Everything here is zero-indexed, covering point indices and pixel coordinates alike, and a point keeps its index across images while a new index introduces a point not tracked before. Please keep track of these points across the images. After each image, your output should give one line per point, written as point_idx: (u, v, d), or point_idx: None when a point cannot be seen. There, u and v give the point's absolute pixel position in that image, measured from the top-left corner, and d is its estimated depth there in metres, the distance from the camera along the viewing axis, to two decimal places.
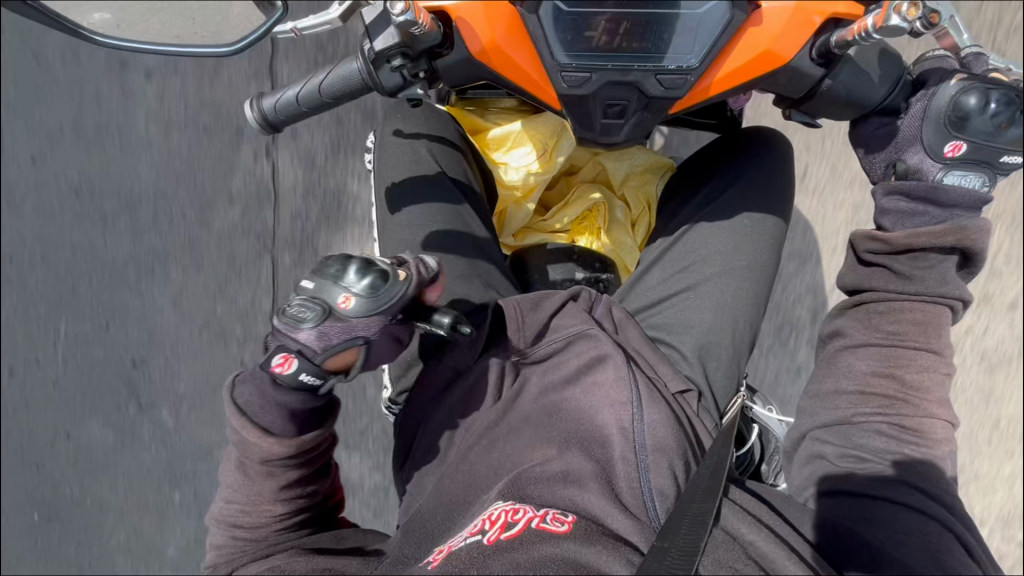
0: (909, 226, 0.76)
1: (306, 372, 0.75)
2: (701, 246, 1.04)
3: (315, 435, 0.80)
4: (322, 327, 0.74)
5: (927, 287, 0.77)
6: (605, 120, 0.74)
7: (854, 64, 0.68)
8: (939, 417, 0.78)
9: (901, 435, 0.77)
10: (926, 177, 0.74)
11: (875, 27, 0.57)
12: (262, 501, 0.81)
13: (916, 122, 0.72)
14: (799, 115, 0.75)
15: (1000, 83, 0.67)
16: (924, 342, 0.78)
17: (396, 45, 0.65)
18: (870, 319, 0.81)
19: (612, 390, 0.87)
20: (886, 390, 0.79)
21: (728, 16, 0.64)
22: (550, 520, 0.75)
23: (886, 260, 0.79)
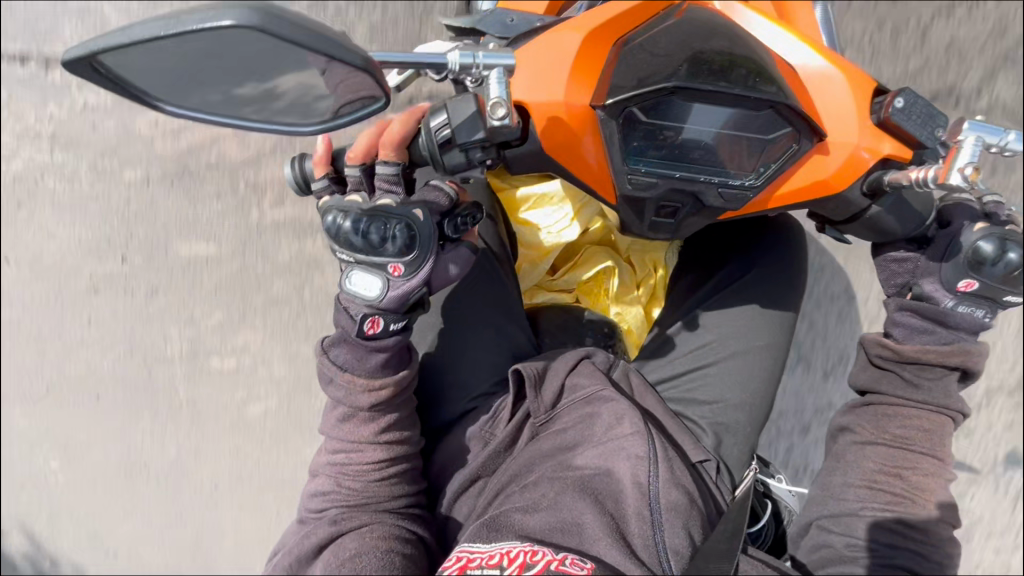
0: (917, 340, 0.80)
1: (394, 322, 0.76)
2: (715, 326, 1.07)
3: (405, 375, 0.81)
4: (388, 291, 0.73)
5: (933, 398, 0.80)
6: (656, 218, 0.75)
7: (900, 196, 0.72)
8: (943, 519, 0.78)
9: (907, 532, 0.77)
10: (938, 302, 0.78)
11: (937, 180, 0.61)
12: (361, 445, 0.82)
13: (938, 255, 0.76)
14: (832, 231, 0.80)
15: (1013, 234, 0.71)
16: (929, 448, 0.80)
17: (479, 141, 0.63)
18: (880, 420, 0.82)
19: (632, 445, 0.86)
20: (893, 488, 0.79)
21: (794, 146, 0.68)
22: (569, 563, 0.75)
23: (892, 367, 0.81)
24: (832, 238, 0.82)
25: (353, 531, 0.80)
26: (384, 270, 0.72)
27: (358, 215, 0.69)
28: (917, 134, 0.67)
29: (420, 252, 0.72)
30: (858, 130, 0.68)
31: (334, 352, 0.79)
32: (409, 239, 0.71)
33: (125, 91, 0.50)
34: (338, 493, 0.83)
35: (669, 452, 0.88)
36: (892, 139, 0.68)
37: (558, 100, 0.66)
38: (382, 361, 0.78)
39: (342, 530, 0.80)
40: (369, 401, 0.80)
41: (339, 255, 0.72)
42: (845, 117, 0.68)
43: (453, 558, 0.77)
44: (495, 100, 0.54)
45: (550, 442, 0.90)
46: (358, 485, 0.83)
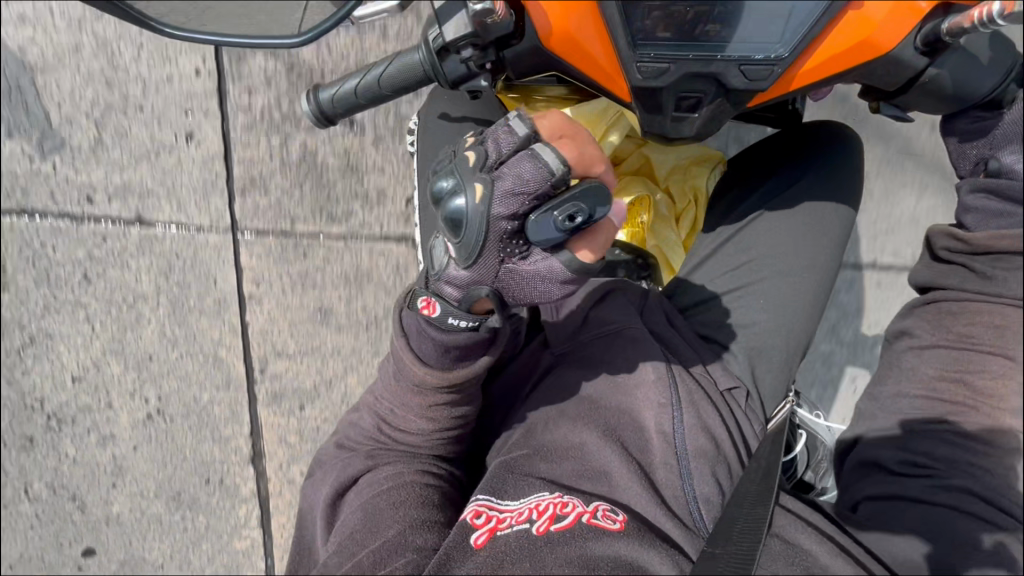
0: (994, 226, 0.69)
1: (456, 317, 0.74)
2: (755, 244, 1.00)
3: (479, 366, 0.79)
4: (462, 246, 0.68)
5: (1009, 290, 0.70)
6: (677, 114, 0.69)
7: (963, 52, 0.62)
8: (1012, 427, 0.70)
9: (968, 443, 0.71)
10: (1020, 176, 0.67)
11: (1004, 11, 0.52)
12: (409, 411, 0.82)
13: (1019, 120, 0.65)
14: (889, 109, 0.69)
15: None
16: (998, 347, 0.71)
17: (467, 36, 0.62)
18: (940, 318, 0.75)
19: (653, 391, 0.84)
20: (953, 397, 0.73)
21: (823, 5, 0.60)
22: (600, 516, 0.73)
23: (964, 259, 0.72)
24: (889, 119, 0.71)
25: (376, 474, 0.83)
26: (492, 223, 0.68)
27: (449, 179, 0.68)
28: None
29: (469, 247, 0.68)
30: None
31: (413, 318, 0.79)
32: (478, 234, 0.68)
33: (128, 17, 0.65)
34: (379, 438, 0.86)
35: (693, 393, 0.86)
36: None
37: None
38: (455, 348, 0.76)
39: (367, 472, 0.84)
40: (423, 378, 0.78)
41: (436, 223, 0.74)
42: None
43: (477, 511, 0.76)
44: None
45: (569, 373, 0.90)
46: (397, 435, 0.85)
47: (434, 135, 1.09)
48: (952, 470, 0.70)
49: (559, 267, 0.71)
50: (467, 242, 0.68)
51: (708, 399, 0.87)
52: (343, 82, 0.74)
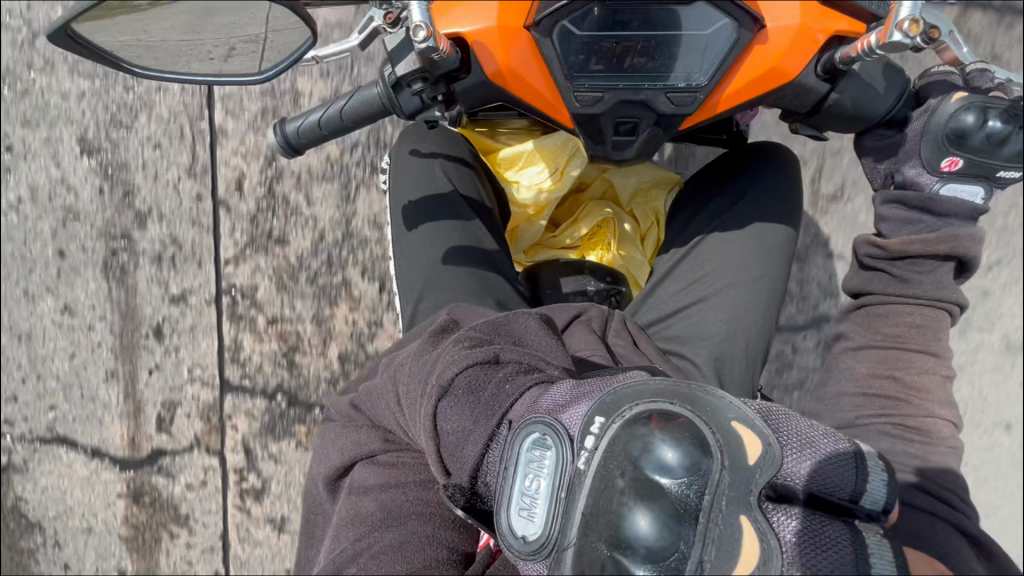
0: (906, 232, 0.76)
1: None
2: (711, 260, 1.06)
3: None
4: (537, 469, 0.56)
5: (924, 290, 0.77)
6: (616, 137, 0.75)
7: (859, 79, 0.70)
8: (941, 416, 0.74)
9: (905, 435, 0.73)
10: (924, 188, 0.74)
11: (880, 43, 0.58)
12: None
13: (916, 137, 0.72)
14: (807, 128, 0.77)
15: (997, 100, 0.68)
16: (923, 344, 0.76)
17: (418, 71, 0.68)
18: (870, 321, 0.80)
19: None
20: (888, 392, 0.76)
21: (735, 36, 0.67)
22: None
23: (884, 265, 0.79)
24: (808, 138, 0.79)
25: (393, 467, 0.78)
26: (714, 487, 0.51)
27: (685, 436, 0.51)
28: (869, 8, 0.67)
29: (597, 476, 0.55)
30: (800, 12, 0.67)
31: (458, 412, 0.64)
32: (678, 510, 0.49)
33: (99, 60, 0.68)
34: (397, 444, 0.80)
35: None
36: (843, 17, 0.67)
37: (492, 25, 0.70)
38: None
39: (386, 453, 0.79)
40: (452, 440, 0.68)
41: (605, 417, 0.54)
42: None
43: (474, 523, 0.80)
44: (416, 24, 0.60)
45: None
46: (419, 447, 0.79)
47: (408, 170, 1.17)
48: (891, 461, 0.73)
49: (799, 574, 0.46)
50: (674, 531, 0.48)
51: None
52: (309, 116, 0.80)
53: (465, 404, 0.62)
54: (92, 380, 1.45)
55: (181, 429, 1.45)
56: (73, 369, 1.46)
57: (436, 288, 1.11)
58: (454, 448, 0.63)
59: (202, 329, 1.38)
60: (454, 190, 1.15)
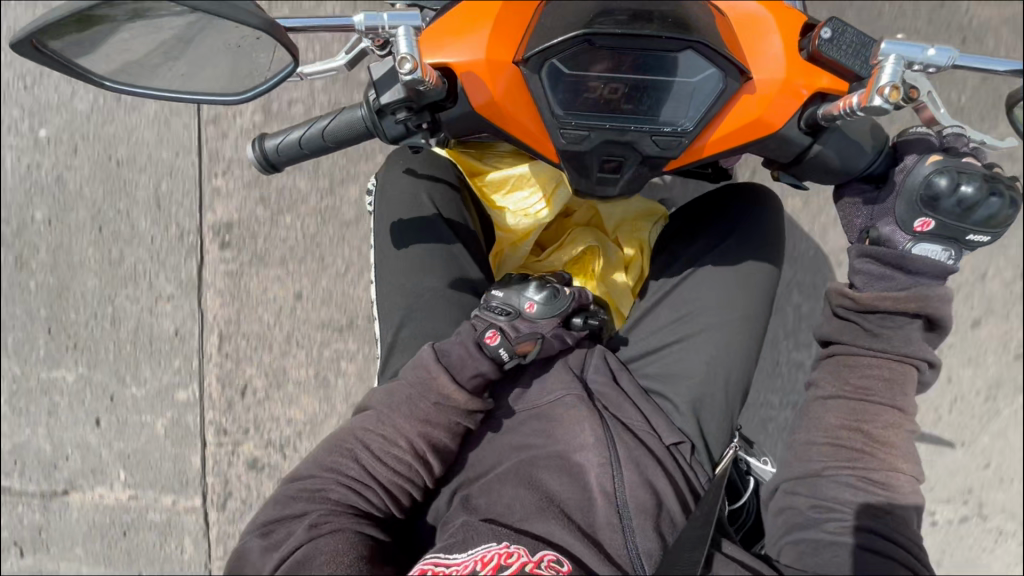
0: (878, 287, 0.77)
1: (504, 347, 0.91)
2: (694, 298, 1.07)
3: (484, 401, 0.92)
4: (514, 322, 0.94)
5: (893, 346, 0.77)
6: (602, 174, 0.75)
7: (841, 133, 0.71)
8: (903, 472, 0.77)
9: (868, 487, 0.76)
10: (896, 246, 0.75)
11: (861, 106, 0.58)
12: (400, 449, 0.87)
13: (892, 196, 0.73)
14: (787, 176, 0.78)
15: (971, 168, 0.68)
16: (890, 399, 0.78)
17: (402, 100, 0.67)
18: (841, 372, 0.80)
19: (597, 451, 0.94)
20: (854, 444, 0.78)
21: (721, 86, 0.68)
22: (544, 566, 0.80)
23: (855, 318, 0.79)
24: (789, 185, 0.79)
25: (324, 524, 0.82)
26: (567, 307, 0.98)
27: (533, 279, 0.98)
28: (851, 66, 0.66)
29: (554, 307, 0.95)
30: (785, 66, 0.67)
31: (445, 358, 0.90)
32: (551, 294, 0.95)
33: (64, 69, 0.64)
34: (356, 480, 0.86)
35: (631, 450, 0.96)
36: (826, 74, 0.68)
37: (482, 58, 0.69)
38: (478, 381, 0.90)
39: (318, 512, 0.84)
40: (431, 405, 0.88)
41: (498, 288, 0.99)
42: (775, 53, 0.68)
43: (422, 570, 0.80)
44: (403, 56, 0.59)
45: (502, 445, 0.99)
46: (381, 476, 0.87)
47: (397, 191, 1.15)
48: (854, 510, 0.76)
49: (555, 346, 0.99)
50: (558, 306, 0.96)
51: (647, 454, 0.96)
52: (292, 134, 0.78)
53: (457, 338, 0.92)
54: (57, 388, 1.42)
55: (145, 446, 1.41)
56: (32, 377, 1.41)
57: (417, 318, 1.11)
58: (458, 367, 0.90)
59: (187, 340, 1.40)
60: (442, 216, 1.14)
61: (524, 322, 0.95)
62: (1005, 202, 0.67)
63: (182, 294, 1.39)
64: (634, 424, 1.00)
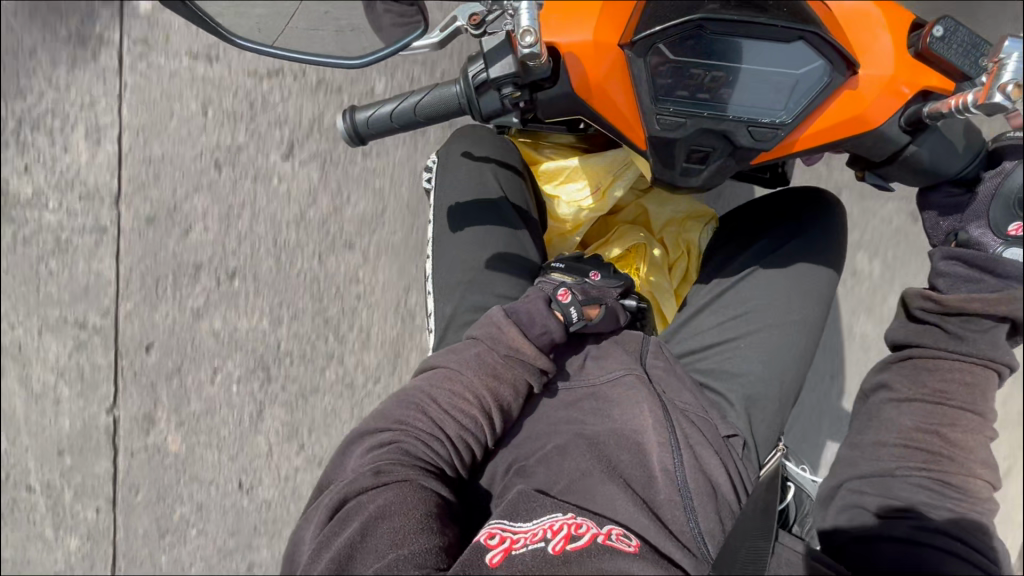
0: (964, 290, 0.75)
1: (575, 307, 0.99)
2: (751, 297, 1.07)
3: (547, 362, 0.96)
4: (582, 287, 1.03)
5: (977, 351, 0.76)
6: (687, 164, 0.75)
7: (940, 134, 0.71)
8: (980, 477, 0.76)
9: (945, 489, 0.75)
10: (986, 248, 0.73)
11: (977, 103, 0.60)
12: (462, 401, 0.91)
13: (985, 201, 0.73)
14: (874, 177, 0.78)
15: None
16: (969, 403, 0.77)
17: (510, 75, 0.68)
18: (917, 374, 0.80)
19: (655, 432, 0.94)
20: (931, 446, 0.77)
21: (826, 79, 0.68)
22: (615, 538, 0.77)
23: (937, 320, 0.79)
24: (872, 186, 0.81)
25: (392, 473, 0.83)
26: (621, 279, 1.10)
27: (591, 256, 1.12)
28: (959, 64, 0.66)
29: (616, 276, 1.08)
30: (892, 63, 0.68)
31: (515, 315, 0.97)
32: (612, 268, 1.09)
33: (208, 27, 0.71)
34: (420, 433, 0.89)
35: (688, 435, 0.96)
36: (934, 72, 0.67)
37: (588, 39, 0.70)
38: (546, 336, 0.96)
39: (386, 463, 0.85)
40: (501, 356, 0.94)
41: (558, 261, 1.09)
42: (884, 48, 0.68)
43: (490, 533, 0.78)
44: (524, 28, 0.60)
45: (560, 418, 0.98)
46: (444, 430, 0.91)
47: (458, 173, 1.15)
48: (930, 513, 0.74)
49: (617, 311, 1.05)
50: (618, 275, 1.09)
51: (705, 440, 0.96)
52: (385, 107, 0.78)
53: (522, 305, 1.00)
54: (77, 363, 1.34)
55: (175, 419, 1.38)
56: (52, 344, 1.35)
57: (474, 295, 1.10)
58: (528, 323, 0.96)
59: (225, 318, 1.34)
60: (503, 199, 1.13)
61: (589, 288, 1.04)
62: None
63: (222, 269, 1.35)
64: (691, 408, 1.00)
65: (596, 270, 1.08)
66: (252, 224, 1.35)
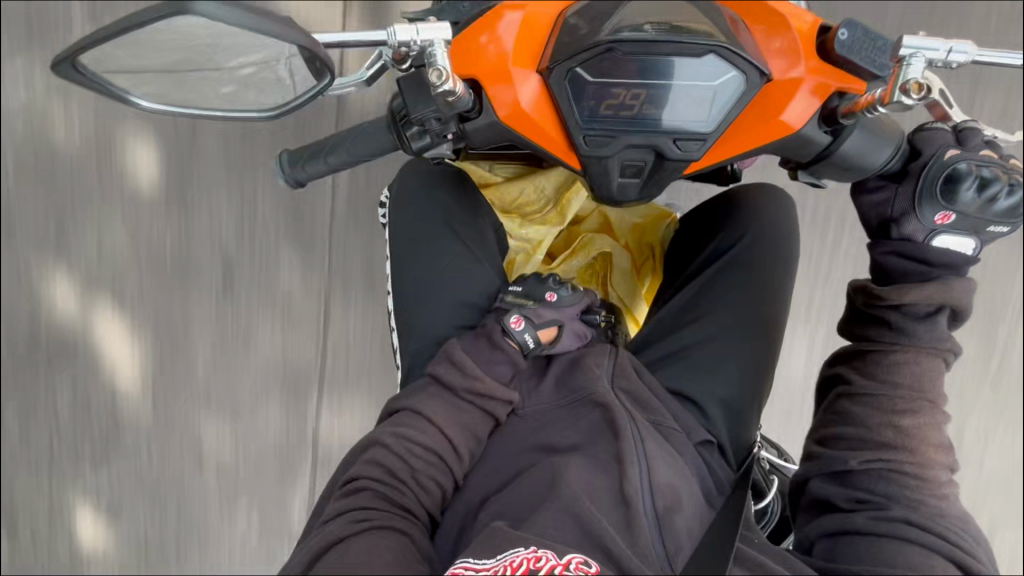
0: (900, 281, 0.78)
1: (529, 334, 1.01)
2: (711, 299, 1.09)
3: (507, 390, 0.99)
4: (537, 309, 1.05)
5: (920, 339, 0.78)
6: (622, 180, 0.76)
7: (860, 131, 0.72)
8: (937, 463, 0.78)
9: (902, 479, 0.77)
10: (915, 239, 0.76)
11: (883, 103, 0.62)
12: (426, 436, 0.93)
13: (909, 193, 0.74)
14: (806, 175, 0.79)
15: (987, 160, 0.69)
16: (917, 391, 0.78)
17: (433, 110, 0.69)
18: (867, 367, 0.81)
19: (623, 448, 0.93)
20: (885, 437, 0.78)
21: (742, 88, 0.69)
22: (574, 568, 0.79)
23: (881, 312, 0.79)
24: (806, 184, 0.81)
25: (367, 522, 0.83)
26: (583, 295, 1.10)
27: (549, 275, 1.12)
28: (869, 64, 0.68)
29: (572, 294, 1.08)
30: (804, 68, 0.69)
31: (471, 345, 1.02)
32: (570, 286, 1.09)
33: (103, 91, 0.62)
34: (385, 473, 0.89)
35: (659, 451, 0.94)
36: (842, 75, 0.69)
37: (507, 69, 0.71)
38: (504, 363, 1.00)
39: (355, 512, 0.85)
40: (467, 386, 0.97)
41: (515, 282, 1.10)
42: (795, 54, 0.69)
43: (454, 574, 0.79)
44: (438, 70, 0.62)
45: (529, 441, 0.98)
46: (409, 467, 0.91)
47: (413, 207, 1.16)
48: (890, 502, 0.76)
49: (578, 329, 1.07)
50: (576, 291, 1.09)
51: (677, 451, 0.97)
52: (320, 153, 0.77)
53: (481, 337, 1.03)
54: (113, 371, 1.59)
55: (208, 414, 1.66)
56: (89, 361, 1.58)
57: (434, 322, 1.10)
58: (483, 358, 1.01)
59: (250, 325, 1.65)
60: (455, 228, 1.14)
61: (542, 311, 1.05)
62: (1022, 193, 0.69)
63: (240, 284, 1.62)
64: (660, 419, 0.99)
65: (553, 290, 1.07)
66: (252, 240, 1.62)
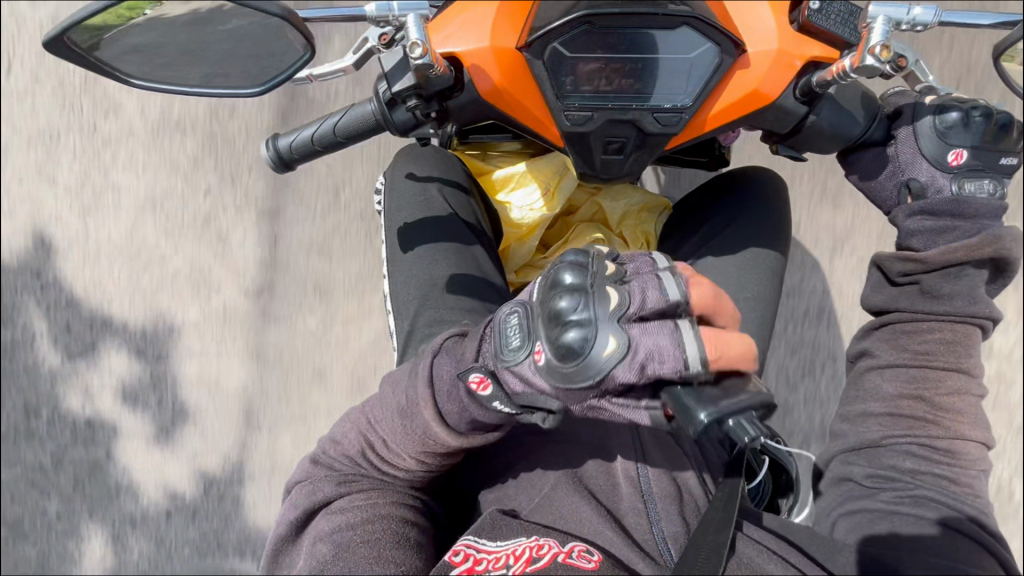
0: (939, 245, 0.79)
1: (499, 400, 0.74)
2: (703, 280, 1.09)
3: (486, 434, 0.80)
4: (515, 373, 0.71)
5: (955, 308, 0.79)
6: (605, 156, 0.77)
7: (834, 101, 0.75)
8: (968, 439, 0.78)
9: (932, 456, 0.78)
10: (944, 190, 0.78)
11: (853, 67, 0.63)
12: (400, 443, 0.82)
13: (910, 143, 0.79)
14: (786, 150, 0.80)
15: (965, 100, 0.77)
16: (953, 362, 0.79)
17: (412, 87, 0.71)
18: (896, 339, 0.82)
19: (617, 437, 0.95)
20: (916, 412, 0.79)
21: (718, 59, 0.70)
22: (576, 556, 0.78)
23: (919, 279, 0.80)
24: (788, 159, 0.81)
25: (356, 482, 0.83)
26: (617, 351, 0.63)
27: (569, 296, 0.65)
28: (840, 33, 0.70)
29: (575, 369, 0.63)
30: (778, 38, 0.71)
31: (439, 380, 0.78)
32: (583, 340, 0.63)
33: (95, 68, 0.68)
34: (365, 458, 0.85)
35: (653, 442, 0.96)
36: (818, 43, 0.71)
37: (485, 47, 0.73)
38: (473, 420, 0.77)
39: (345, 474, 0.84)
40: (434, 423, 0.78)
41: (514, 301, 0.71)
42: (766, 26, 0.71)
43: (457, 551, 0.79)
44: (413, 41, 0.64)
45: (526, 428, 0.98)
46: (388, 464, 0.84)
47: (404, 193, 1.17)
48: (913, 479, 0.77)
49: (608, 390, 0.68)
50: (594, 358, 0.63)
51: (672, 441, 0.97)
52: (308, 132, 0.79)
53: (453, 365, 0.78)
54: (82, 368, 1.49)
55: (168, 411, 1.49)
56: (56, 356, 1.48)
57: (430, 307, 1.11)
58: (447, 392, 0.78)
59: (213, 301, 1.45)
60: (453, 214, 1.16)
61: (528, 373, 0.70)
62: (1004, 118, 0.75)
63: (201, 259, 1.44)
64: None
65: (541, 348, 0.67)
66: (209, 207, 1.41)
